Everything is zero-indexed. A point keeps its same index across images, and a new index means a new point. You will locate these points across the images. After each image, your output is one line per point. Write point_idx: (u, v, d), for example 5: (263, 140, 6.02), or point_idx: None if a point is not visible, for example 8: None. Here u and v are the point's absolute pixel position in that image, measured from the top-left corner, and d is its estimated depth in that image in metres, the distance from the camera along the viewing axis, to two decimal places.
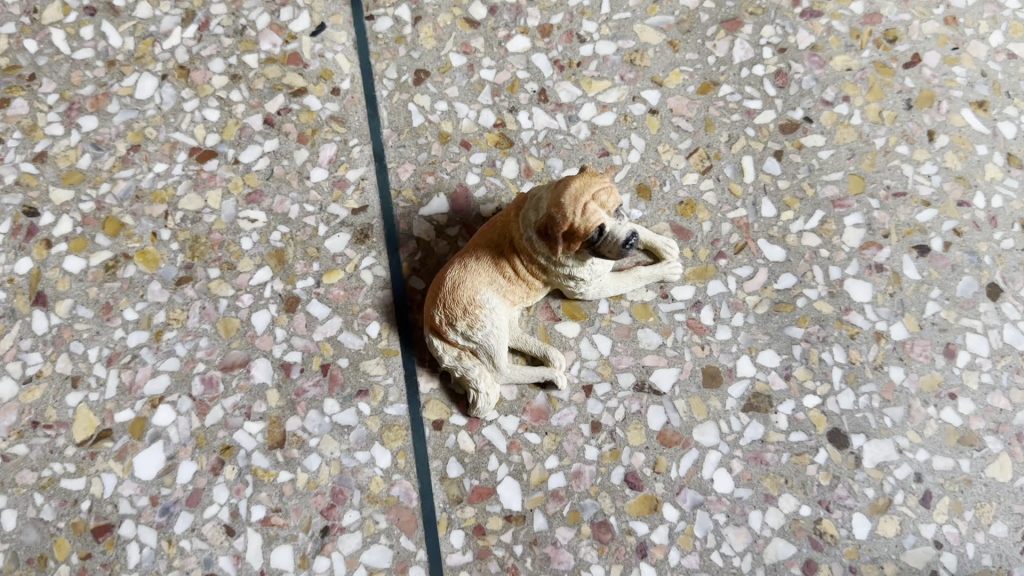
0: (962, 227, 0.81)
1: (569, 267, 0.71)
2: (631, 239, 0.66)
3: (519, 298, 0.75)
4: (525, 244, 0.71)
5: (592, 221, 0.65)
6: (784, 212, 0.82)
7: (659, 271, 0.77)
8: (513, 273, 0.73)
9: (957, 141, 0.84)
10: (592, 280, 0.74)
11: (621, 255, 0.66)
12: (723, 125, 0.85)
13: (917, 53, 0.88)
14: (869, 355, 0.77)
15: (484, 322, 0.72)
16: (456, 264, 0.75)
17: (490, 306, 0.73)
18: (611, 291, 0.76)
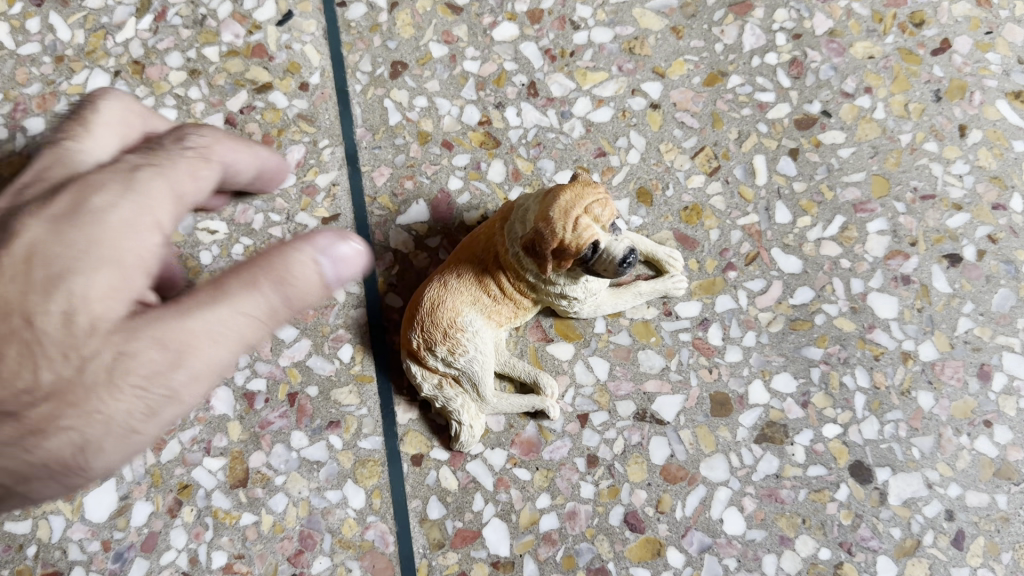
0: (997, 233, 0.73)
1: (561, 286, 0.62)
2: (628, 256, 0.58)
3: (505, 319, 0.66)
4: (511, 261, 0.63)
5: (585, 237, 0.57)
6: (800, 218, 0.74)
7: (660, 287, 0.69)
8: (498, 292, 0.64)
9: (991, 136, 0.76)
10: (586, 299, 0.65)
11: (618, 274, 0.59)
12: (731, 121, 0.77)
13: (946, 37, 0.79)
14: (894, 378, 0.69)
15: (466, 347, 0.64)
16: (435, 281, 0.66)
17: (473, 330, 0.64)
18: (607, 309, 0.69)
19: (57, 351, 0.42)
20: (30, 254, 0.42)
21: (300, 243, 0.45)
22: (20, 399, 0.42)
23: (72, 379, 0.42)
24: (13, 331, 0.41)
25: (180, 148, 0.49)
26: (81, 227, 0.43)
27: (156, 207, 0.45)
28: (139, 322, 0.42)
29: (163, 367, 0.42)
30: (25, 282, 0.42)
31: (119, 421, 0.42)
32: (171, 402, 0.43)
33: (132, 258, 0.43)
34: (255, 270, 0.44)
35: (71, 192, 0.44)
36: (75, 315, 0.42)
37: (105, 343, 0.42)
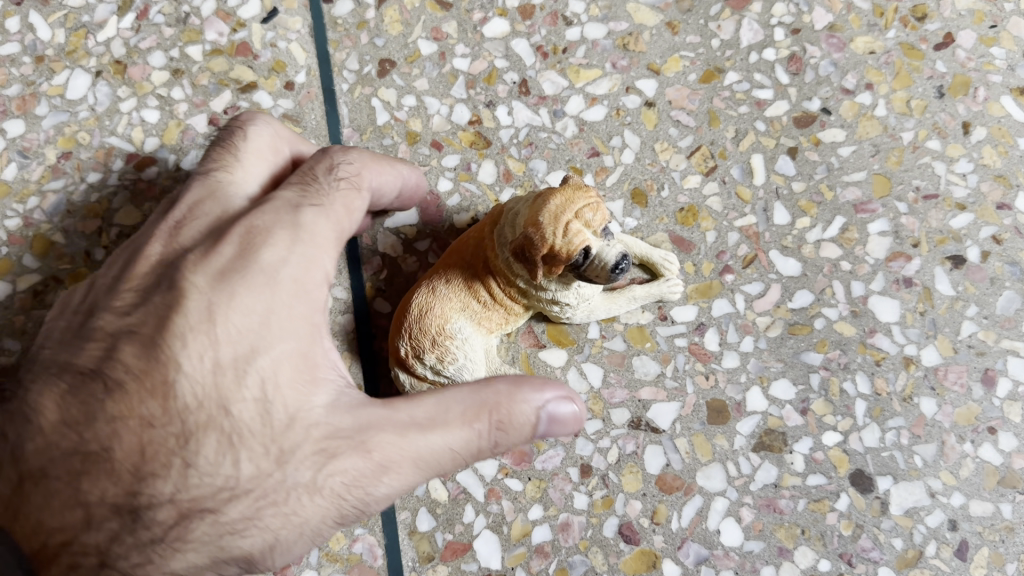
0: (1001, 234, 0.71)
1: (552, 291, 0.61)
2: (621, 261, 0.56)
3: (495, 325, 0.64)
4: (501, 266, 0.60)
5: (576, 243, 0.55)
6: (799, 219, 0.72)
7: (655, 291, 0.67)
8: (489, 298, 0.62)
9: (995, 133, 0.74)
10: (579, 304, 0.64)
11: (611, 279, 0.57)
12: (728, 119, 0.75)
13: (949, 31, 0.77)
14: (896, 384, 0.68)
15: (456, 355, 0.62)
16: (423, 287, 0.63)
17: (462, 337, 0.62)
18: (601, 314, 0.67)
19: (257, 441, 0.51)
20: (210, 304, 0.52)
21: (518, 390, 0.54)
22: (224, 493, 0.50)
23: (273, 471, 0.51)
24: (214, 420, 0.50)
25: (331, 181, 0.60)
26: (266, 305, 0.53)
27: (319, 251, 0.56)
28: (330, 402, 0.53)
29: (363, 474, 0.52)
30: (217, 367, 0.51)
31: (313, 521, 0.52)
32: (368, 504, 0.53)
33: (313, 351, 0.54)
34: (452, 410, 0.53)
35: (250, 250, 0.54)
36: (270, 405, 0.52)
37: (305, 438, 0.52)
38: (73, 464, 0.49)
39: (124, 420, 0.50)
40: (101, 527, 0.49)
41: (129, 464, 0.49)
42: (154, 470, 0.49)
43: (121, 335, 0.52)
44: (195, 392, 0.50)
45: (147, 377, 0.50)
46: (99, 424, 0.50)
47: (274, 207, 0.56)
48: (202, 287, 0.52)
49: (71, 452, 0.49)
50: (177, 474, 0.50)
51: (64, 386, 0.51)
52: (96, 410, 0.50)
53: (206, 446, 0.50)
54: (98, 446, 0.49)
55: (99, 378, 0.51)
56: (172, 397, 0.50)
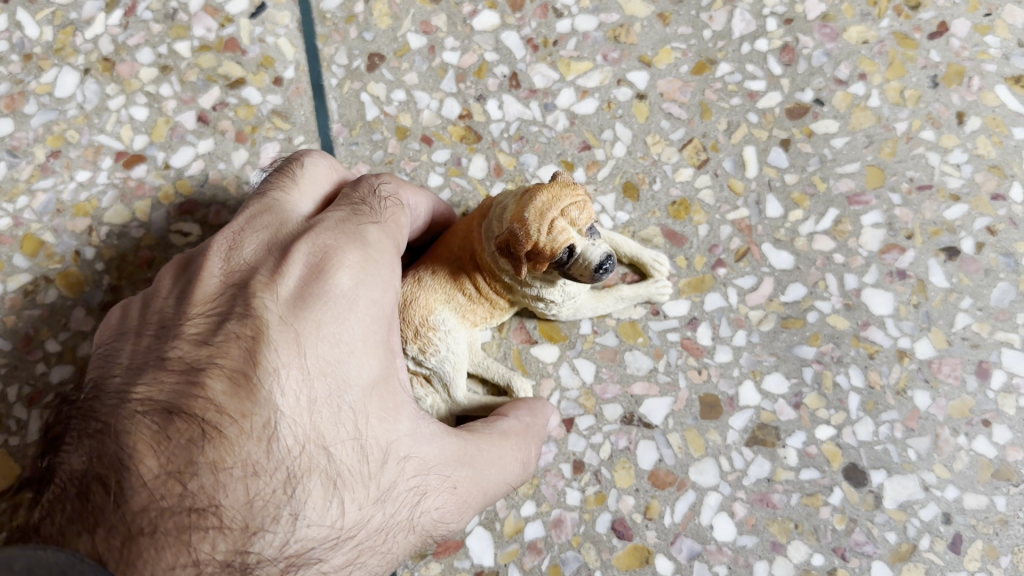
0: (996, 225, 0.71)
1: (537, 288, 0.60)
2: (605, 262, 0.56)
3: (481, 318, 0.63)
4: (487, 260, 0.60)
5: (559, 241, 0.54)
6: (792, 211, 0.71)
7: (643, 292, 0.67)
8: (474, 291, 0.62)
9: (990, 123, 0.74)
10: (565, 301, 0.63)
11: (594, 279, 0.56)
12: (721, 111, 0.74)
13: (943, 20, 0.76)
14: (890, 377, 0.67)
15: (438, 346, 0.61)
16: (409, 276, 0.63)
17: (446, 329, 0.61)
18: (588, 312, 0.66)
19: (357, 480, 0.50)
20: (298, 334, 0.50)
21: (536, 417, 0.62)
22: (331, 536, 0.49)
23: (374, 512, 0.51)
24: (315, 462, 0.49)
25: (381, 200, 0.59)
26: (359, 338, 0.51)
27: (390, 272, 0.55)
28: (419, 434, 0.53)
29: (450, 507, 0.54)
30: (312, 405, 0.49)
31: (400, 555, 0.53)
32: (441, 534, 0.55)
33: (393, 378, 0.53)
34: (504, 445, 0.58)
35: (328, 274, 0.52)
36: (366, 443, 0.51)
37: (398, 474, 0.52)
38: (181, 519, 0.44)
39: (227, 469, 0.46)
40: None
41: (237, 516, 0.46)
42: (264, 521, 0.46)
43: (206, 368, 0.49)
44: (294, 432, 0.49)
45: (246, 419, 0.48)
46: (203, 472, 0.46)
47: (341, 226, 0.55)
48: (290, 318, 0.51)
49: (177, 505, 0.45)
50: (285, 524, 0.47)
51: (153, 429, 0.47)
52: (196, 457, 0.46)
53: (311, 492, 0.48)
54: (202, 496, 0.45)
55: (193, 420, 0.47)
56: (275, 439, 0.48)
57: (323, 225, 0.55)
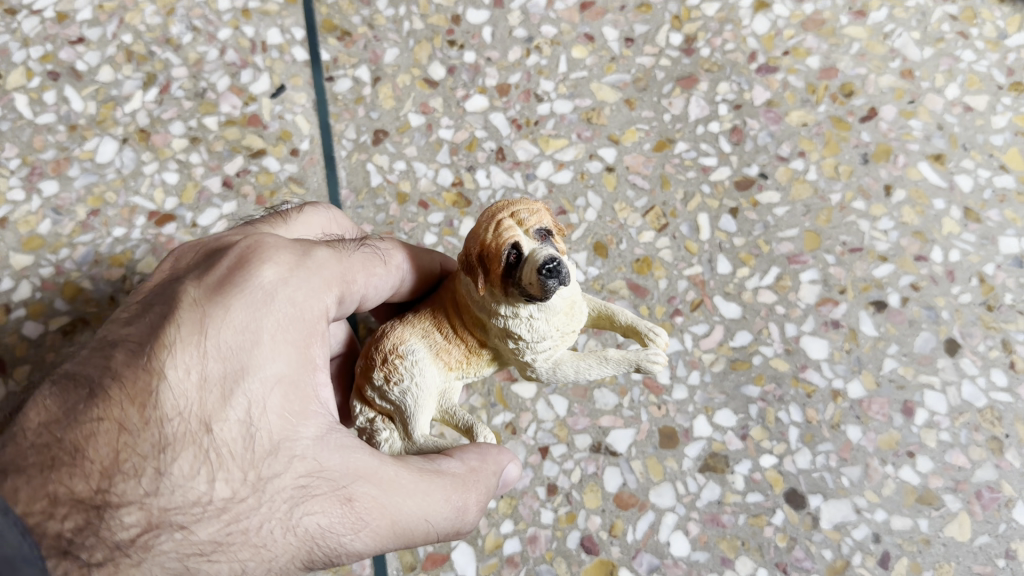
0: (919, 282, 0.82)
1: (503, 316, 0.54)
2: (550, 263, 0.50)
3: (455, 362, 0.58)
4: (463, 294, 0.57)
5: (505, 237, 0.52)
6: (739, 269, 0.82)
7: (630, 355, 0.59)
8: (451, 330, 0.58)
9: (913, 195, 0.85)
10: (541, 344, 0.56)
11: (542, 287, 0.50)
12: (678, 182, 0.85)
13: (873, 106, 0.90)
14: (825, 414, 0.77)
15: (401, 374, 0.56)
16: (395, 318, 0.61)
17: (413, 358, 0.56)
18: (567, 371, 0.59)
19: (237, 462, 0.49)
20: (204, 315, 0.51)
21: (486, 461, 0.58)
22: (196, 509, 0.47)
23: (249, 497, 0.49)
24: (194, 435, 0.48)
25: (358, 246, 0.63)
26: (264, 328, 0.53)
27: (317, 286, 0.57)
28: (319, 441, 0.53)
29: (339, 520, 0.51)
30: (203, 382, 0.50)
31: (278, 562, 0.49)
32: (331, 555, 0.51)
33: (305, 384, 0.54)
34: (433, 483, 0.54)
35: (251, 268, 0.54)
36: (255, 432, 0.50)
37: (286, 470, 0.51)
38: (44, 458, 0.45)
39: (100, 422, 0.47)
40: (66, 518, 0.43)
41: (101, 463, 0.45)
42: (127, 472, 0.46)
43: (116, 343, 0.51)
44: (178, 402, 0.48)
45: (133, 381, 0.48)
46: (78, 424, 0.47)
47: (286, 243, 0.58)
48: (200, 300, 0.52)
49: (46, 447, 0.45)
50: (149, 482, 0.46)
51: (53, 391, 0.49)
52: (77, 412, 0.47)
53: (184, 459, 0.47)
54: (72, 443, 0.46)
55: (86, 384, 0.49)
56: (154, 404, 0.48)
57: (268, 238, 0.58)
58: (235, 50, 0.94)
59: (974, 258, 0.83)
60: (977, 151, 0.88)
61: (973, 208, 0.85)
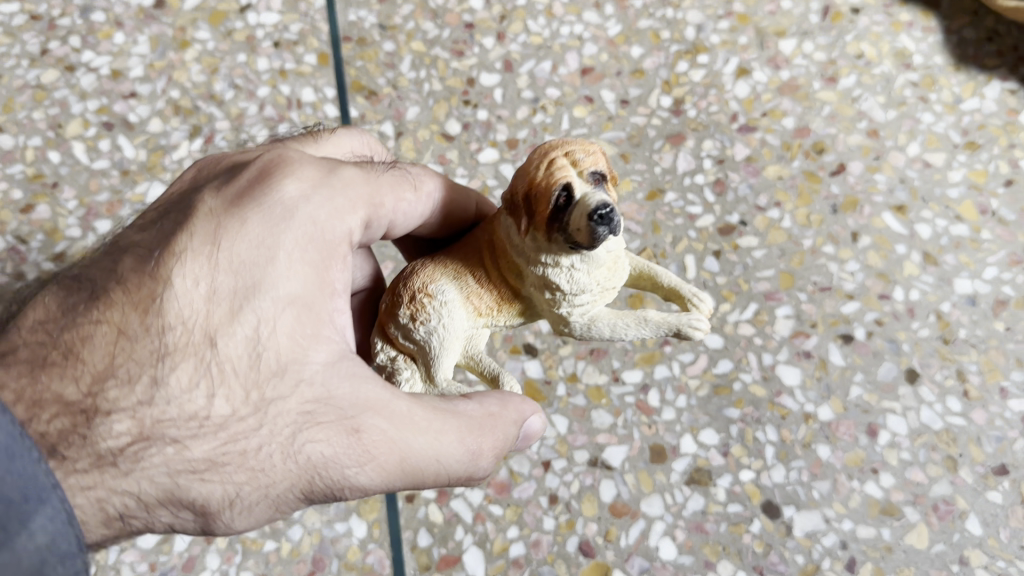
0: (882, 318, 0.91)
1: (545, 261, 0.58)
2: (602, 209, 0.53)
3: (484, 308, 0.62)
4: (501, 237, 0.60)
5: (557, 177, 0.55)
6: (722, 304, 0.92)
7: (671, 319, 0.62)
8: (483, 275, 0.62)
9: (877, 241, 0.96)
10: (576, 295, 0.59)
11: (591, 232, 0.53)
12: (667, 227, 0.95)
13: (842, 162, 1.01)
14: (798, 434, 0.86)
15: (430, 317, 0.60)
16: (425, 257, 0.64)
17: (443, 302, 0.60)
18: (602, 326, 0.62)
19: (239, 380, 0.54)
20: (220, 232, 0.56)
21: (505, 407, 0.63)
22: (191, 424, 0.52)
23: (249, 417, 0.54)
24: (199, 349, 0.53)
25: (387, 168, 0.67)
26: (281, 248, 0.57)
27: (339, 207, 0.60)
28: (328, 368, 0.57)
29: (338, 449, 0.56)
30: (212, 297, 0.54)
31: (273, 482, 0.55)
32: (329, 482, 0.56)
33: (319, 308, 0.58)
34: (446, 422, 0.59)
35: (275, 183, 0.59)
36: (262, 355, 0.55)
37: (290, 393, 0.55)
38: (44, 356, 0.52)
39: (103, 326, 0.53)
40: (55, 422, 0.50)
41: (95, 368, 0.52)
42: (124, 375, 0.52)
43: (128, 248, 0.57)
44: (184, 314, 0.53)
45: (139, 289, 0.53)
46: (82, 326, 0.53)
47: (318, 162, 0.62)
48: (216, 210, 0.57)
49: (49, 345, 0.52)
50: (146, 388, 0.52)
51: (62, 290, 0.55)
52: (80, 316, 0.53)
53: (183, 370, 0.53)
54: (70, 346, 0.52)
55: (91, 287, 0.54)
56: (159, 312, 0.53)
57: (299, 156, 0.62)
58: (272, 106, 1.06)
59: (933, 297, 0.93)
60: (935, 203, 0.99)
61: (931, 253, 0.95)
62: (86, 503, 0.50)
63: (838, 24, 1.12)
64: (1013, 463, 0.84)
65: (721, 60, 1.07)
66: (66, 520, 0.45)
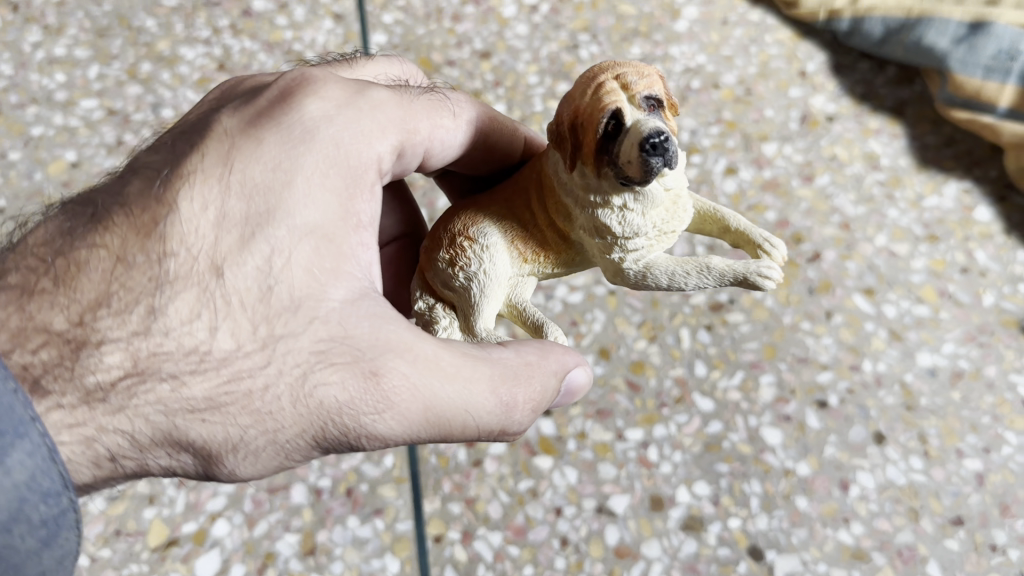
0: (853, 386, 1.04)
1: (595, 198, 0.62)
2: (653, 136, 0.56)
3: (526, 255, 0.68)
4: (550, 176, 0.66)
5: (606, 102, 0.58)
6: (713, 372, 1.05)
7: (736, 266, 0.65)
8: (529, 220, 0.68)
9: (849, 319, 1.09)
10: (630, 237, 0.64)
11: (643, 160, 0.56)
12: (665, 304, 1.09)
13: (817, 250, 1.15)
14: (779, 487, 0.97)
15: (470, 261, 0.65)
16: (467, 203, 0.70)
17: (484, 246, 0.66)
18: (661, 272, 0.66)
19: (247, 315, 0.58)
20: (231, 163, 0.61)
21: (545, 357, 0.67)
22: (191, 360, 0.56)
23: (254, 351, 0.58)
24: (205, 280, 0.57)
25: (420, 92, 0.75)
26: (296, 183, 0.61)
27: (358, 134, 0.66)
28: (344, 309, 0.60)
29: (349, 393, 0.59)
30: (220, 223, 0.59)
31: (281, 423, 0.58)
32: (348, 424, 0.60)
33: (339, 247, 0.62)
34: (478, 371, 0.63)
35: (296, 108, 0.64)
36: (274, 291, 0.59)
37: (302, 332, 0.59)
38: (44, 282, 0.57)
39: (102, 255, 0.57)
40: (44, 351, 0.55)
41: (90, 296, 0.56)
42: (121, 306, 0.56)
43: (137, 175, 0.62)
44: (191, 245, 0.58)
45: (146, 218, 0.59)
46: (80, 253, 0.57)
47: (343, 89, 0.67)
48: (233, 136, 0.62)
49: (48, 273, 0.57)
50: (144, 316, 0.56)
51: (67, 218, 0.61)
52: (79, 242, 0.58)
53: (185, 300, 0.57)
54: (70, 270, 0.57)
55: (96, 212, 0.60)
56: (163, 240, 0.58)
57: (326, 79, 0.67)
58: None
59: (897, 369, 1.06)
60: (900, 287, 1.13)
61: (896, 331, 1.09)
62: (73, 440, 0.54)
63: (814, 131, 1.28)
64: (968, 515, 0.96)
65: (711, 160, 1.23)
66: (44, 455, 0.50)
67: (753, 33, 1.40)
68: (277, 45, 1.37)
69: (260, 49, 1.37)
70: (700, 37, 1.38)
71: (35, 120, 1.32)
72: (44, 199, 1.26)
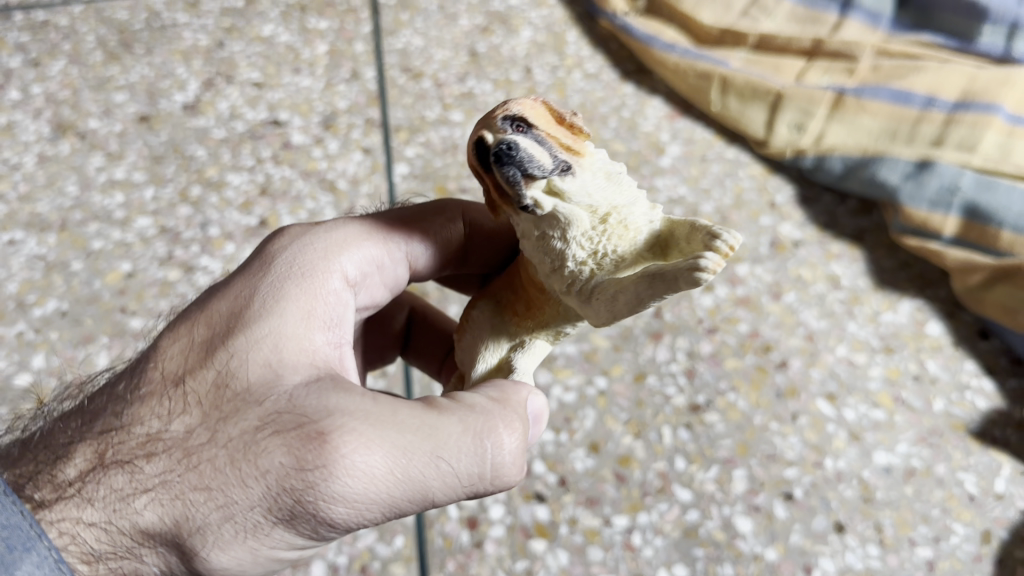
0: (816, 480, 1.16)
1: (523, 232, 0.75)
2: (502, 149, 0.68)
3: (518, 316, 0.84)
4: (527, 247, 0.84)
5: (471, 135, 0.72)
6: (691, 465, 1.17)
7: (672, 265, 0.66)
8: (520, 282, 0.85)
9: (813, 421, 1.23)
10: (570, 262, 0.74)
11: (503, 172, 0.68)
12: (649, 403, 1.23)
13: (785, 358, 1.30)
14: (750, 570, 1.08)
15: (462, 329, 0.87)
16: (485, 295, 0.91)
17: (472, 315, 0.87)
18: (609, 290, 0.72)
19: (200, 408, 0.69)
20: (202, 305, 0.78)
21: (508, 393, 0.75)
22: (151, 453, 0.68)
23: (206, 434, 0.68)
24: (170, 390, 0.72)
25: (386, 214, 0.95)
26: (249, 303, 0.76)
27: (312, 255, 0.82)
28: (293, 390, 0.69)
29: (290, 456, 0.65)
30: (188, 346, 0.74)
31: (234, 496, 0.65)
32: (303, 486, 0.64)
33: (293, 340, 0.73)
34: (433, 427, 0.68)
35: (261, 252, 0.83)
36: (225, 384, 0.70)
37: (250, 413, 0.68)
38: (66, 429, 0.75)
39: (104, 399, 0.75)
40: (49, 474, 0.72)
41: (90, 428, 0.73)
42: (108, 428, 0.72)
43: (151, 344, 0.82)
44: (163, 368, 0.73)
45: (138, 364, 0.76)
46: (91, 405, 0.76)
47: (298, 231, 0.85)
48: (211, 287, 0.81)
49: (70, 424, 0.76)
50: (122, 428, 0.71)
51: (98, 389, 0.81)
52: (93, 398, 0.77)
53: (150, 407, 0.71)
54: (84, 417, 0.75)
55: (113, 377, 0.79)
56: (144, 372, 0.74)
57: (291, 228, 0.87)
58: None
59: (857, 466, 1.18)
60: (859, 392, 1.27)
61: (855, 432, 1.22)
62: (62, 540, 0.68)
63: (782, 254, 1.46)
64: None
65: None
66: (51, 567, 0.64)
67: (728, 168, 1.61)
68: (313, 173, 1.57)
69: (298, 178, 1.56)
70: (682, 172, 1.59)
71: (96, 235, 1.47)
72: (101, 304, 1.37)
